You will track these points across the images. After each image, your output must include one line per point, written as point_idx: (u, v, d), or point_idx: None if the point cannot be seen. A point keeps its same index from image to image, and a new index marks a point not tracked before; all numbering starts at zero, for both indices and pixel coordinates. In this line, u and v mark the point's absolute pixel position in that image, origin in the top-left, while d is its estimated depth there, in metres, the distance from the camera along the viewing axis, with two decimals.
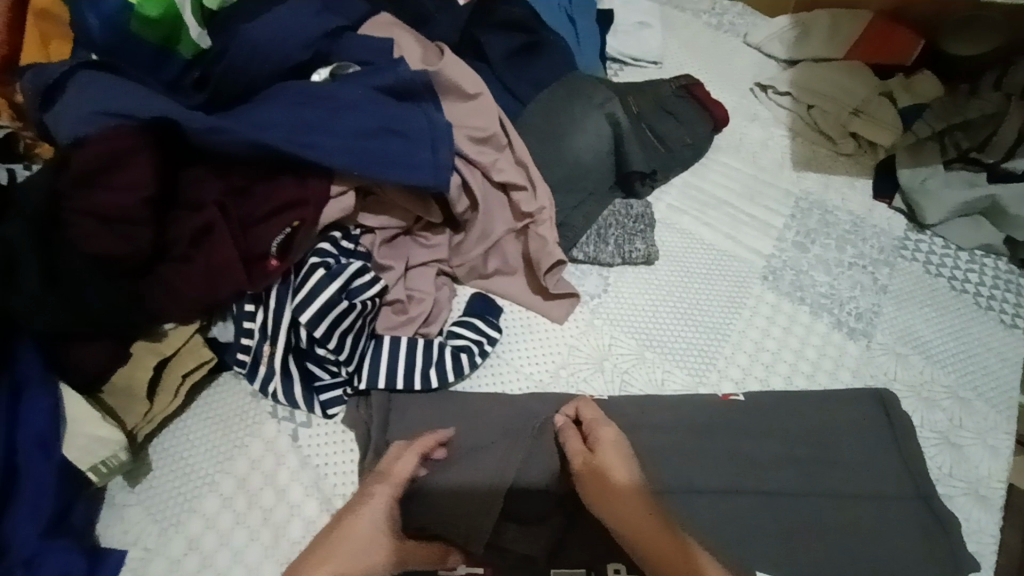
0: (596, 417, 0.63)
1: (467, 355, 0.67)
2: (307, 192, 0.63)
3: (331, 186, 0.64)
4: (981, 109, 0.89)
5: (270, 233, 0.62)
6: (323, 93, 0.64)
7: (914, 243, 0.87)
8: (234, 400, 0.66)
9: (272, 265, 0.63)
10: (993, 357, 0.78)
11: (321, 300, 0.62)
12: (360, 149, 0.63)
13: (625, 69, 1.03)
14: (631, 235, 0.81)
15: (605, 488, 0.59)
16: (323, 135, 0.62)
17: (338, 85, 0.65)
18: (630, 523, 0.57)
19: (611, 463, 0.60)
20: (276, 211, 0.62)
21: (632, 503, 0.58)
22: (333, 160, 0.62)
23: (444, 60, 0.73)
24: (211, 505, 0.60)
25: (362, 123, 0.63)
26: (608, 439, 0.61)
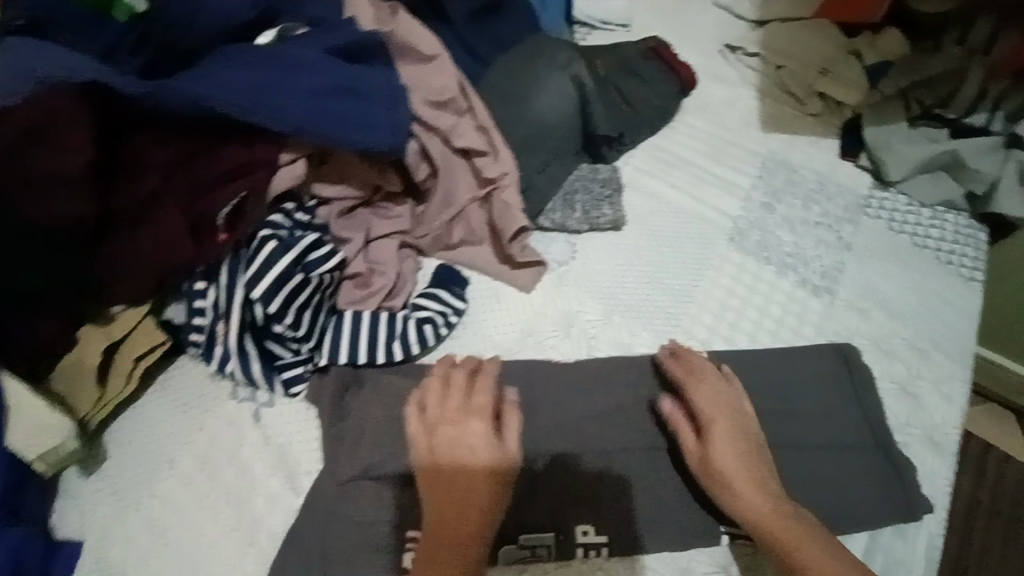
0: (713, 406, 0.62)
1: (431, 327, 0.66)
2: (255, 158, 0.60)
3: (280, 153, 0.62)
4: (945, 65, 0.88)
5: (217, 201, 0.60)
6: (271, 53, 0.60)
7: (878, 201, 0.88)
8: (192, 381, 0.64)
9: (221, 238, 0.60)
10: (951, 310, 0.80)
11: (271, 276, 0.59)
12: (313, 111, 0.59)
13: (594, 34, 1.01)
14: (598, 200, 0.80)
15: (725, 478, 0.58)
16: (270, 94, 0.58)
17: (287, 46, 0.61)
18: (757, 514, 0.57)
19: (725, 461, 0.59)
20: (225, 180, 0.60)
21: (753, 494, 0.57)
22: (283, 125, 0.58)
23: (397, 19, 0.70)
24: (174, 485, 0.59)
25: (311, 82, 0.60)
26: (723, 434, 0.60)
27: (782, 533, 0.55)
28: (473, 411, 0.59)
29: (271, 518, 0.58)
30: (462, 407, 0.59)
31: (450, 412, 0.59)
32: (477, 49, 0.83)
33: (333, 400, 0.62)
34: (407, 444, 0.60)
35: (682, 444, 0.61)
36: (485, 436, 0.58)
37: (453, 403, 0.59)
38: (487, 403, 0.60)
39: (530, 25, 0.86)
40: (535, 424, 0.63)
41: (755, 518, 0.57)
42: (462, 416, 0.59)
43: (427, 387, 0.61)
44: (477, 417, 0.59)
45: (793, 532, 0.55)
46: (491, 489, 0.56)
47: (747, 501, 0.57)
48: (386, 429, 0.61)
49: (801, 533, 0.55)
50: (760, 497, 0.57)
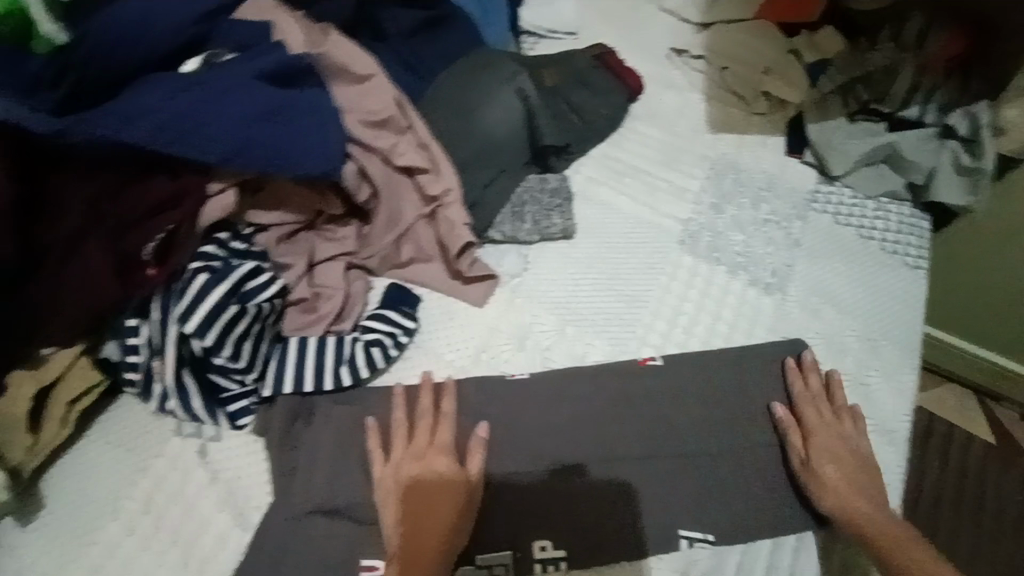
0: (819, 421, 0.66)
1: (380, 350, 0.65)
2: (181, 190, 0.59)
3: (208, 183, 0.60)
4: (879, 62, 0.91)
5: (146, 236, 0.59)
6: (193, 82, 0.59)
7: (825, 196, 0.89)
8: (133, 419, 0.62)
9: (150, 273, 0.59)
10: (897, 300, 0.82)
11: (207, 307, 0.58)
12: (241, 139, 0.58)
13: (541, 42, 1.01)
14: (548, 210, 0.80)
15: (829, 478, 0.62)
16: (196, 126, 0.57)
17: (210, 73, 0.60)
18: (854, 510, 0.60)
19: (832, 474, 0.62)
20: (153, 213, 0.59)
21: (851, 493, 0.61)
22: (207, 155, 0.58)
23: (327, 40, 0.70)
24: (116, 532, 0.57)
25: (238, 110, 0.59)
26: (822, 448, 0.64)
27: (880, 533, 0.59)
28: (438, 447, 0.60)
29: (218, 558, 0.56)
30: (428, 444, 0.60)
31: (417, 448, 0.60)
32: (419, 65, 0.82)
33: (284, 428, 0.61)
34: (361, 474, 0.59)
35: (790, 443, 0.65)
36: (450, 468, 0.58)
37: (421, 441, 0.60)
38: (450, 440, 0.61)
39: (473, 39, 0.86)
40: (507, 450, 0.62)
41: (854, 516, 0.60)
42: (427, 453, 0.59)
43: (393, 424, 0.61)
44: (439, 451, 0.59)
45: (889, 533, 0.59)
46: (449, 518, 0.56)
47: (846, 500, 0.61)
48: (337, 458, 0.60)
49: (897, 536, 0.58)
50: (868, 504, 0.61)
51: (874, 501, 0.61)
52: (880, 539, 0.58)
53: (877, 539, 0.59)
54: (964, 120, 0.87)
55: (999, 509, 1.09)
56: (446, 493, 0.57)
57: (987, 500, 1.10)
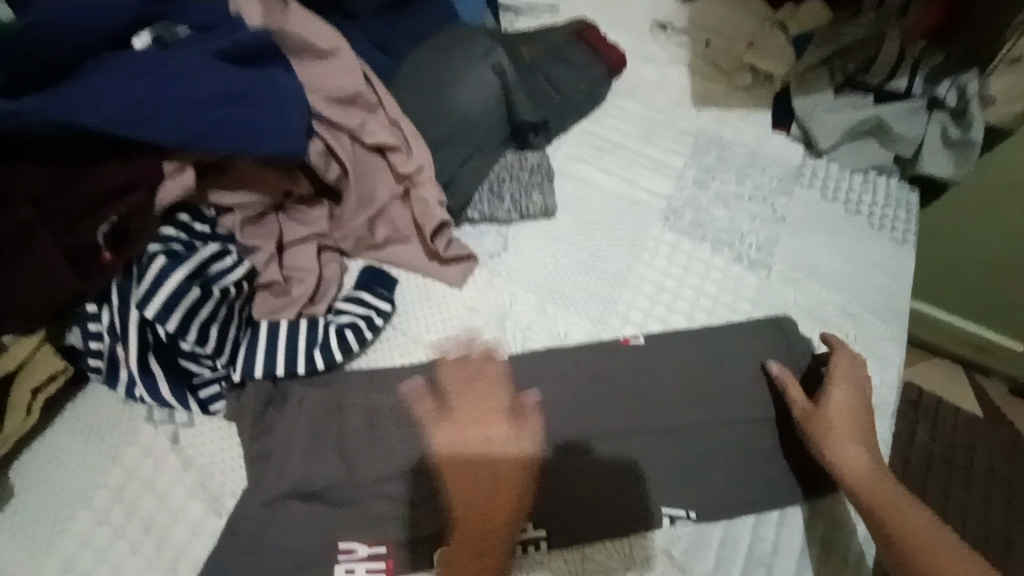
0: (840, 374, 0.65)
1: (353, 331, 0.63)
2: (136, 173, 0.57)
3: (164, 164, 0.59)
4: (859, 34, 0.89)
5: (100, 222, 0.57)
6: (148, 62, 0.58)
7: (811, 170, 0.87)
8: (102, 408, 0.61)
9: (107, 258, 0.57)
10: (883, 274, 0.81)
11: (166, 290, 0.56)
12: (197, 117, 0.57)
13: (520, 18, 0.99)
14: (528, 188, 0.78)
15: (834, 433, 0.61)
16: (152, 107, 0.56)
17: (166, 52, 0.59)
18: (855, 467, 0.59)
19: (843, 424, 0.61)
20: (109, 197, 0.57)
21: (853, 447, 0.60)
22: (160, 134, 0.56)
23: (287, 15, 0.67)
24: (86, 522, 0.55)
25: (197, 90, 0.57)
26: (840, 399, 0.63)
27: (879, 493, 0.58)
28: (494, 411, 0.59)
29: (193, 546, 0.55)
30: (484, 408, 0.59)
31: (477, 413, 0.58)
32: (390, 44, 0.80)
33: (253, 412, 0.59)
34: (337, 458, 0.58)
35: (794, 393, 0.64)
36: (504, 432, 0.58)
37: (479, 406, 0.59)
38: (507, 404, 0.60)
39: (445, 17, 0.84)
40: (563, 419, 0.62)
41: (856, 472, 0.59)
42: (491, 417, 0.58)
43: (451, 390, 0.61)
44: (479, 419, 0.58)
45: (888, 492, 0.57)
46: (506, 487, 0.56)
47: (849, 456, 0.59)
48: (311, 441, 0.58)
49: (895, 497, 0.57)
50: (868, 463, 0.59)
51: (876, 460, 0.60)
52: (875, 498, 0.57)
53: (876, 497, 0.57)
54: (952, 89, 0.86)
55: (982, 482, 1.09)
56: (506, 453, 0.57)
57: (971, 472, 1.10)
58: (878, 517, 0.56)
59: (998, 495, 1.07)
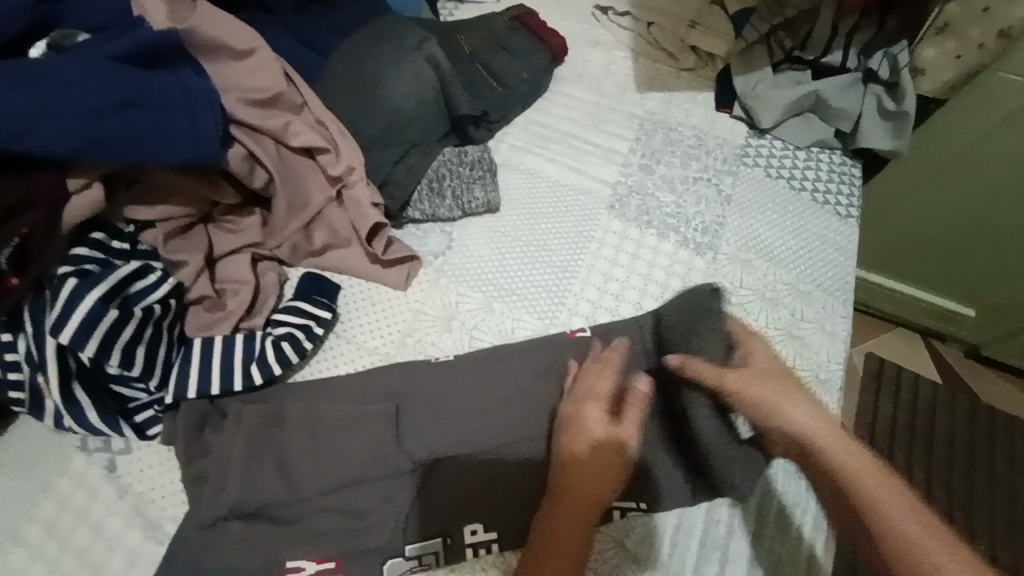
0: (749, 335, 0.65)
1: (290, 343, 0.62)
2: (33, 192, 0.54)
3: (67, 180, 0.56)
4: (801, 5, 0.86)
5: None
6: (36, 68, 0.54)
7: (756, 148, 0.87)
8: (31, 439, 0.58)
9: (13, 283, 0.54)
10: (828, 248, 0.81)
11: (80, 314, 0.54)
12: (93, 129, 0.55)
13: (460, 8, 0.96)
14: (469, 183, 0.76)
15: (774, 396, 0.59)
16: (40, 118, 0.53)
17: (60, 58, 0.56)
18: (808, 429, 0.57)
19: (777, 384, 0.60)
20: (3, 218, 0.53)
21: (800, 408, 0.58)
22: (56, 148, 0.53)
23: (194, 12, 0.64)
24: (15, 563, 0.53)
25: (88, 96, 0.54)
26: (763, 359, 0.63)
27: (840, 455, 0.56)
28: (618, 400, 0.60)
29: None
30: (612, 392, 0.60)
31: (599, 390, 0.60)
32: (315, 41, 0.78)
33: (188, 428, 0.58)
34: (280, 480, 0.56)
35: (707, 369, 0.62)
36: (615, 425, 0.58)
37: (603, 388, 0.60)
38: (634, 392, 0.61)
39: (375, 9, 0.81)
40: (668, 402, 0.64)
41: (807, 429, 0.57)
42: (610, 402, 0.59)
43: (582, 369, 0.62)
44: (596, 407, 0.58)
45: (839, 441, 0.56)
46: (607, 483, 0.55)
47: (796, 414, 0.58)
48: (255, 454, 0.57)
49: (846, 446, 0.56)
50: (825, 426, 0.58)
51: (824, 414, 0.59)
52: (828, 448, 0.56)
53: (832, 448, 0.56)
54: (884, 62, 0.86)
55: (941, 449, 1.12)
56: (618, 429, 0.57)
57: (931, 440, 1.13)
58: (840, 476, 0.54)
59: (957, 461, 1.11)
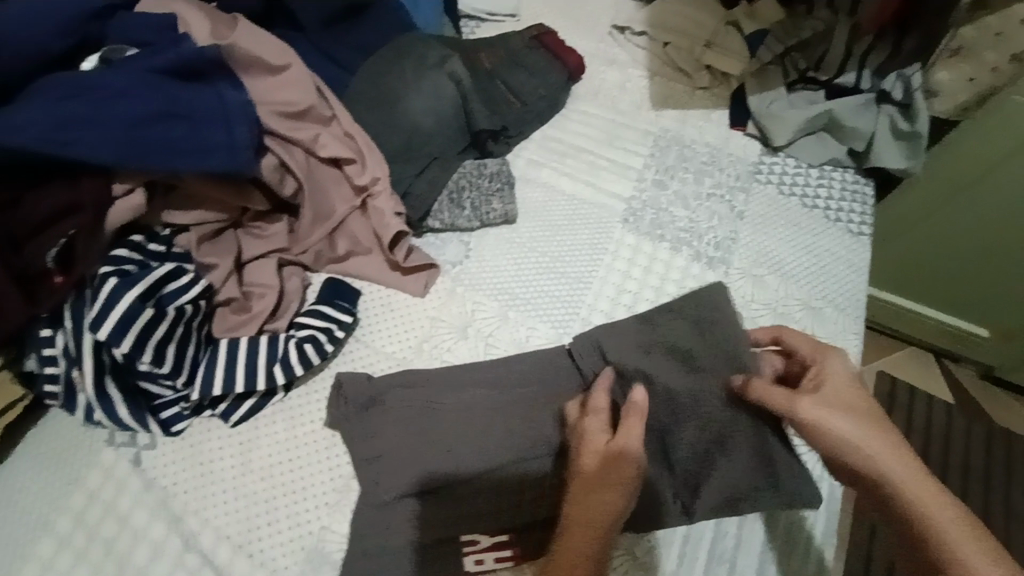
0: (814, 347, 0.60)
1: (313, 346, 0.64)
2: (81, 195, 0.58)
3: (115, 184, 0.60)
4: (815, 27, 0.90)
5: (44, 245, 0.57)
6: (89, 82, 0.59)
7: (768, 166, 0.89)
8: (66, 430, 0.61)
9: (58, 281, 0.58)
10: (840, 265, 0.82)
11: (119, 312, 0.57)
12: (129, 140, 0.58)
13: (482, 26, 1.00)
14: (488, 195, 0.78)
15: (848, 407, 0.55)
16: (88, 128, 0.57)
17: (108, 72, 0.60)
18: (879, 450, 0.52)
19: (839, 392, 0.56)
20: (50, 220, 0.58)
21: (868, 423, 0.54)
22: (101, 153, 0.57)
23: (236, 33, 0.69)
24: (46, 547, 0.56)
25: (134, 109, 0.59)
26: (835, 367, 0.58)
27: (908, 471, 0.51)
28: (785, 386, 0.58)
29: (154, 567, 0.55)
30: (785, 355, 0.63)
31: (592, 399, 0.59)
32: (342, 57, 0.81)
33: (201, 426, 0.62)
34: (302, 482, 0.60)
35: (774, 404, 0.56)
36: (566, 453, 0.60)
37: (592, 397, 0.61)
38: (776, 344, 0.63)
39: (400, 26, 0.84)
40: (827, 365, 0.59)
41: (860, 405, 0.55)
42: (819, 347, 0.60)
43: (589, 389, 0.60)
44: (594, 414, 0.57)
45: (870, 413, 0.55)
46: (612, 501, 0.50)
47: (827, 383, 0.57)
48: (279, 452, 0.61)
49: (903, 458, 0.52)
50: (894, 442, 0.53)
51: (890, 433, 0.54)
52: (850, 415, 0.54)
53: (863, 408, 0.55)
54: (898, 82, 0.88)
55: (959, 473, 1.10)
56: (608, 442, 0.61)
57: (947, 461, 1.12)
58: (909, 497, 0.50)
59: (974, 485, 1.09)
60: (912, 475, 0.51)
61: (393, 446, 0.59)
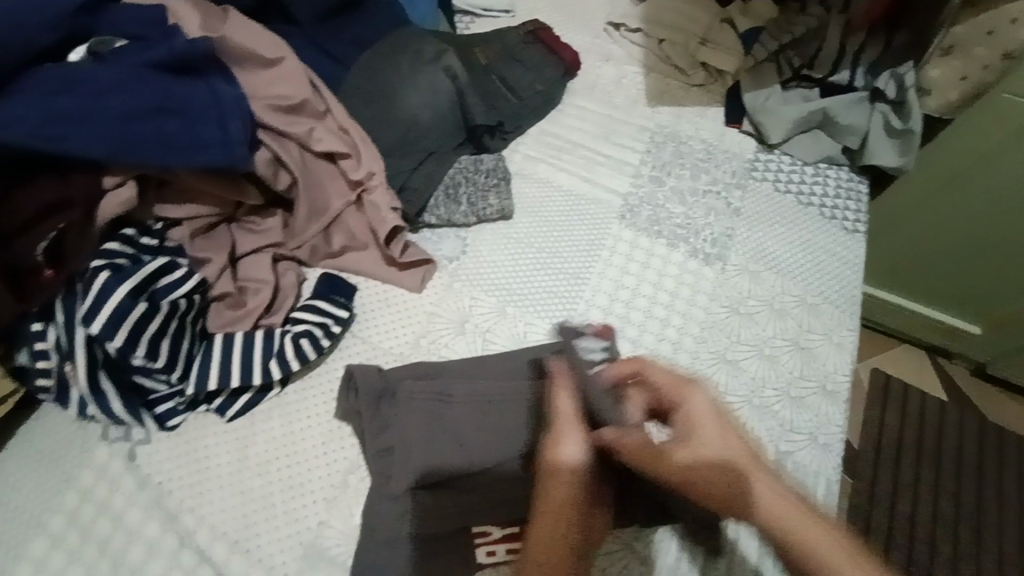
0: (675, 382, 0.55)
1: (309, 341, 0.63)
2: (71, 189, 0.57)
3: (104, 178, 0.59)
4: (807, 25, 0.90)
5: (34, 240, 0.56)
6: (80, 74, 0.58)
7: (764, 163, 0.89)
8: (58, 428, 0.60)
9: (48, 276, 0.57)
10: (836, 262, 0.82)
11: (111, 308, 0.56)
12: (122, 135, 0.57)
13: (477, 21, 0.99)
14: (484, 190, 0.78)
15: (706, 457, 0.50)
16: (80, 120, 0.56)
17: (99, 65, 0.59)
18: (744, 502, 0.47)
19: (704, 439, 0.51)
20: (39, 214, 0.56)
21: (728, 473, 0.49)
22: (90, 148, 0.56)
23: (228, 26, 0.68)
24: (38, 548, 0.54)
25: (127, 102, 0.58)
26: (698, 407, 0.53)
27: (779, 514, 0.47)
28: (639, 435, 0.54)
29: (149, 566, 0.54)
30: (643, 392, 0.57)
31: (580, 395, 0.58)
32: (336, 52, 0.81)
33: (197, 422, 0.61)
34: (299, 476, 0.59)
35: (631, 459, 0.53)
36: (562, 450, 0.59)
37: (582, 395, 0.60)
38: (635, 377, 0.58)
39: (395, 21, 0.84)
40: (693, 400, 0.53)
41: (727, 451, 0.50)
42: (681, 383, 0.54)
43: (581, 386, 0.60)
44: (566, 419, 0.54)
45: (735, 460, 0.49)
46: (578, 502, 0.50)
47: (688, 430, 0.52)
48: (275, 448, 0.60)
49: (786, 503, 0.47)
50: (768, 486, 0.48)
51: (762, 477, 0.49)
52: (714, 466, 0.49)
53: (724, 455, 0.50)
54: (891, 81, 0.88)
55: (950, 467, 1.12)
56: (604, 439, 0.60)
57: (939, 456, 1.13)
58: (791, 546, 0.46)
59: (965, 480, 1.11)
60: (792, 519, 0.46)
61: (404, 437, 0.59)
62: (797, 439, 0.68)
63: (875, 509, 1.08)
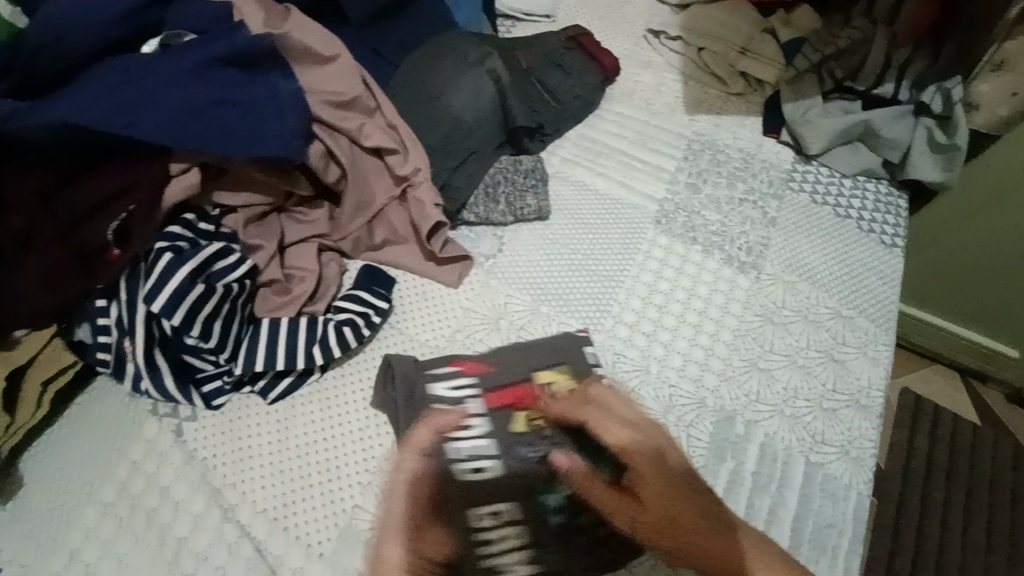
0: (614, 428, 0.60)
1: (351, 329, 0.65)
2: (139, 175, 0.60)
3: (172, 165, 0.62)
4: (851, 37, 0.90)
5: (103, 221, 0.60)
6: (151, 67, 0.61)
7: (801, 174, 0.89)
8: (112, 401, 0.63)
9: (115, 255, 0.60)
10: (873, 276, 0.81)
11: (171, 287, 0.59)
12: (184, 125, 0.60)
13: (517, 25, 1.01)
14: (523, 191, 0.80)
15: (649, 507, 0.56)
16: (149, 111, 0.59)
17: (167, 58, 0.62)
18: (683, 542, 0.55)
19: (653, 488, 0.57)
20: (109, 199, 0.60)
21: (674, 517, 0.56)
22: (155, 137, 0.59)
23: (289, 23, 0.71)
24: (91, 513, 0.57)
25: (190, 94, 0.60)
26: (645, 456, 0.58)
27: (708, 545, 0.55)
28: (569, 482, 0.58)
29: (194, 537, 0.57)
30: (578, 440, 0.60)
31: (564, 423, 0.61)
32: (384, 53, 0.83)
33: (241, 402, 0.64)
34: (337, 459, 0.61)
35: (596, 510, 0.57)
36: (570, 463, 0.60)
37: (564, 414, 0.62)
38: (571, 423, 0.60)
39: (441, 24, 0.86)
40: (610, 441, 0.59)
41: (671, 495, 0.57)
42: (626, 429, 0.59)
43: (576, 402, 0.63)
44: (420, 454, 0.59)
45: (683, 503, 0.57)
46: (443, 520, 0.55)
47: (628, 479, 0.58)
48: (315, 432, 0.63)
49: (710, 530, 0.56)
50: (690, 516, 0.56)
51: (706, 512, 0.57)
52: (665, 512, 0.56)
53: (665, 494, 0.57)
54: (936, 95, 0.87)
55: (981, 491, 1.10)
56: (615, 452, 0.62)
57: (970, 479, 1.11)
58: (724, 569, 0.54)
59: (998, 506, 1.08)
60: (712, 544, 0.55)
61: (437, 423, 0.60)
62: (828, 451, 0.68)
63: (901, 529, 1.06)
